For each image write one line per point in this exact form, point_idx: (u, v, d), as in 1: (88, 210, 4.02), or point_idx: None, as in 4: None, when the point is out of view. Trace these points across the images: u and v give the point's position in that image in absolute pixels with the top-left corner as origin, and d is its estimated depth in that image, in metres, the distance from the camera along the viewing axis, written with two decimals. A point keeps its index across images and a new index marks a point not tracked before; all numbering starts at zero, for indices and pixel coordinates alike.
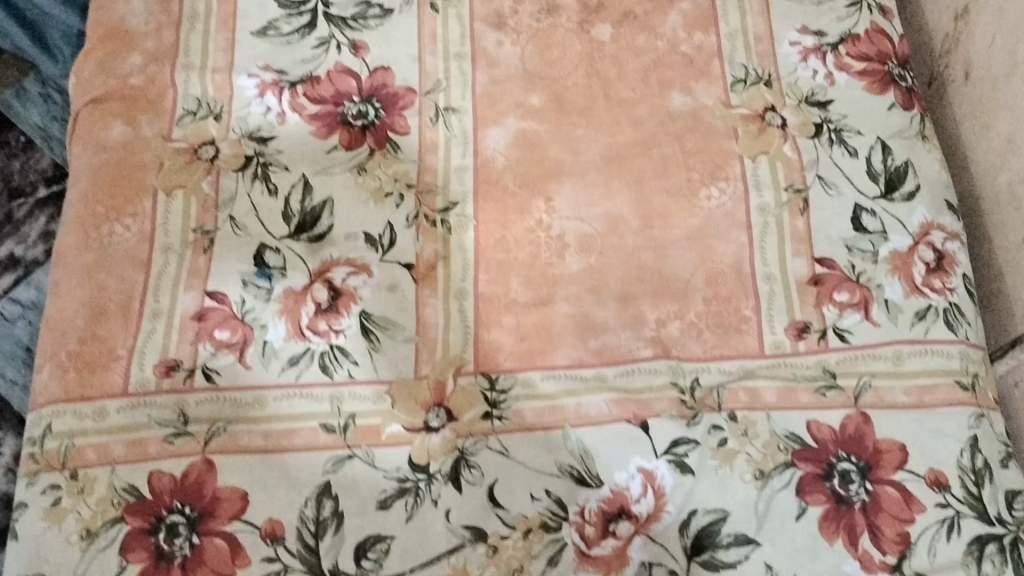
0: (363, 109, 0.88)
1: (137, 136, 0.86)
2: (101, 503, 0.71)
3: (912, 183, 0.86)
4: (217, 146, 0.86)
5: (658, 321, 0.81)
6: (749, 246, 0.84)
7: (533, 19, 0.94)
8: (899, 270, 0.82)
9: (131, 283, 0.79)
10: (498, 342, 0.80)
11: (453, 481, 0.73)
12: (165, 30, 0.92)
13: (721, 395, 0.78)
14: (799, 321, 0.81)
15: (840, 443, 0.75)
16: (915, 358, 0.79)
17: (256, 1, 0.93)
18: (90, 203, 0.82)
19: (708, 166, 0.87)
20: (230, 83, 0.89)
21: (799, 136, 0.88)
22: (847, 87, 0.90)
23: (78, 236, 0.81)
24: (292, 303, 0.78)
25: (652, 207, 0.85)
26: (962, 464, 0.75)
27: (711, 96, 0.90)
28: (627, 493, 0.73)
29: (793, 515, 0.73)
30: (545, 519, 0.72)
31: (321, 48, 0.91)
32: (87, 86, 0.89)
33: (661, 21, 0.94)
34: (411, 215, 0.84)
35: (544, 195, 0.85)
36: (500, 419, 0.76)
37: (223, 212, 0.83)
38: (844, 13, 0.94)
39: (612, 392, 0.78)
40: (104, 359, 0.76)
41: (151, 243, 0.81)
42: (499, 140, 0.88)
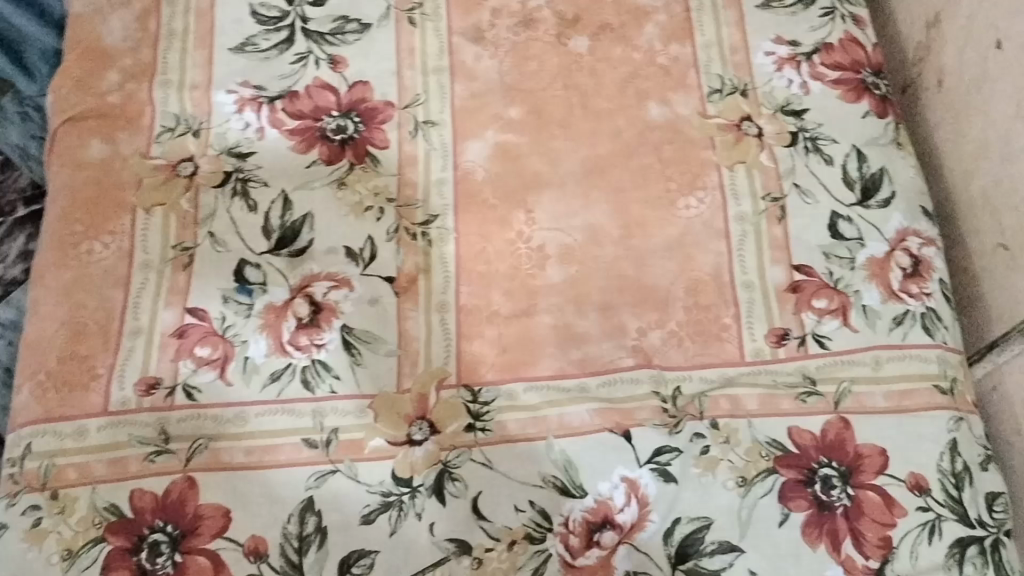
0: (342, 124, 0.88)
1: (116, 154, 0.86)
2: (82, 523, 0.71)
3: (887, 190, 0.87)
4: (196, 163, 0.86)
5: (639, 330, 0.81)
6: (728, 254, 0.84)
7: (510, 33, 0.94)
8: (877, 276, 0.83)
9: (111, 301, 0.79)
10: (480, 354, 0.80)
11: (436, 494, 0.73)
12: (143, 48, 0.92)
13: (703, 403, 0.78)
14: (778, 328, 0.81)
15: (821, 449, 0.76)
16: (895, 363, 0.80)
17: (234, 18, 0.94)
18: (68, 222, 0.82)
19: (686, 175, 0.87)
20: (208, 99, 0.89)
21: (775, 145, 0.89)
22: (822, 95, 0.91)
23: (58, 256, 0.81)
24: (273, 318, 0.78)
25: (632, 217, 0.86)
26: (942, 468, 0.76)
27: (688, 106, 0.91)
28: (611, 502, 0.73)
29: (776, 521, 0.73)
30: (529, 531, 0.72)
31: (299, 64, 0.91)
32: (65, 104, 0.89)
33: (638, 33, 0.94)
34: (391, 228, 0.84)
35: (524, 207, 0.86)
36: (484, 430, 0.76)
37: (203, 228, 0.83)
38: (817, 22, 0.95)
39: (595, 401, 0.78)
40: (84, 379, 0.76)
41: (130, 260, 0.81)
42: (478, 152, 0.88)
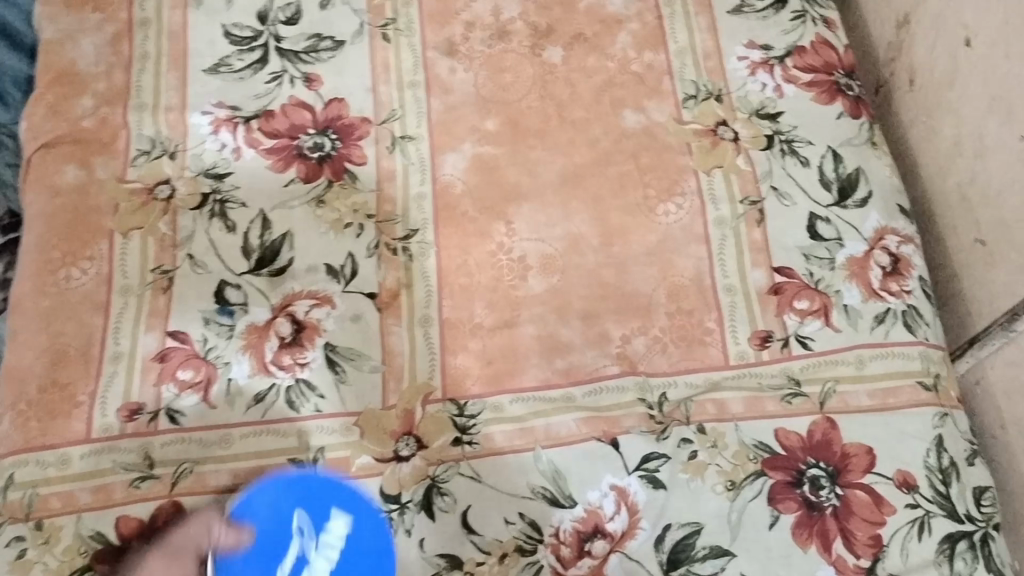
0: (319, 141, 0.88)
1: (92, 179, 0.85)
2: (68, 553, 0.70)
3: (864, 189, 0.88)
4: (172, 186, 0.85)
5: (623, 337, 0.81)
6: (708, 259, 0.85)
7: (484, 45, 0.94)
8: (857, 275, 0.83)
9: (91, 327, 0.78)
10: (465, 367, 0.80)
11: (426, 510, 0.73)
12: (116, 71, 0.92)
13: (688, 409, 0.78)
14: (761, 330, 0.81)
15: (808, 449, 0.76)
16: (877, 361, 0.80)
17: (207, 39, 0.94)
18: (46, 249, 0.82)
19: (664, 182, 0.88)
20: (184, 121, 0.89)
21: (751, 148, 0.89)
22: (795, 98, 0.92)
23: (35, 283, 0.80)
24: (255, 339, 0.78)
25: (612, 226, 0.86)
26: (929, 463, 0.76)
27: (664, 113, 0.91)
28: (601, 511, 0.73)
29: (767, 524, 0.73)
30: (519, 543, 0.72)
31: (274, 83, 0.91)
32: (38, 131, 0.89)
33: (611, 42, 0.95)
34: (371, 244, 0.84)
35: (504, 219, 0.86)
36: (471, 444, 0.76)
37: (182, 251, 0.82)
38: (788, 26, 0.96)
39: (581, 410, 0.78)
40: (66, 406, 0.75)
41: (109, 285, 0.80)
42: (456, 165, 0.88)
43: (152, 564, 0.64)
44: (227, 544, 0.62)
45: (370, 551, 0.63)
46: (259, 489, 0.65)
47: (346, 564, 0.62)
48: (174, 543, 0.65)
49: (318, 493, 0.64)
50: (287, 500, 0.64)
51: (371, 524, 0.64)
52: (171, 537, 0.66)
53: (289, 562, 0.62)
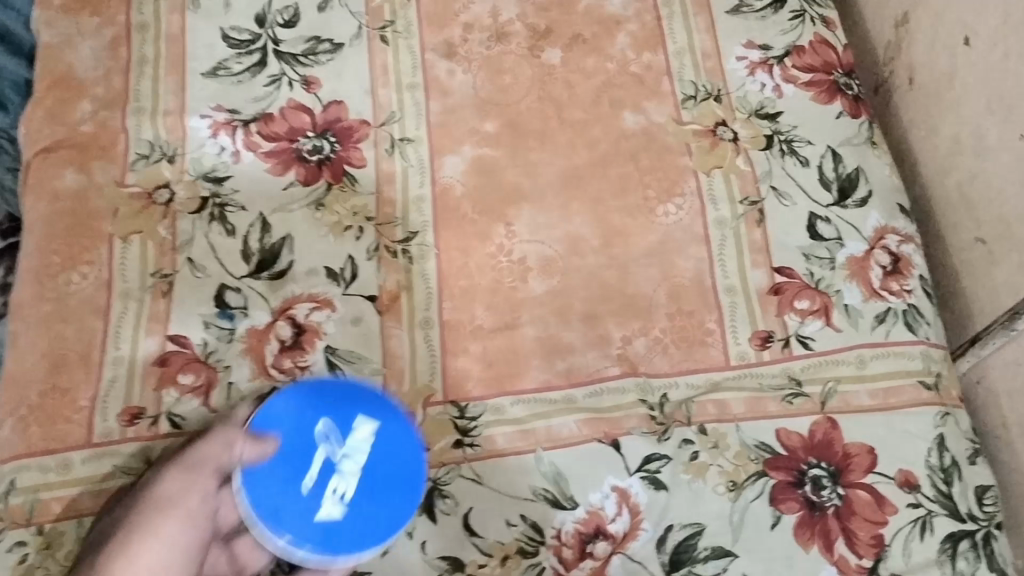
0: (318, 144, 0.88)
1: (91, 183, 0.85)
2: (70, 558, 0.70)
3: (864, 189, 0.87)
4: (171, 190, 0.85)
5: (623, 338, 0.81)
6: (709, 259, 0.84)
7: (483, 47, 0.94)
8: (857, 275, 0.83)
9: (91, 332, 0.78)
10: (466, 369, 0.80)
11: (427, 512, 0.73)
12: (115, 76, 0.92)
13: (689, 409, 0.78)
14: (762, 330, 0.81)
15: (809, 449, 0.76)
16: (879, 361, 0.80)
17: (205, 43, 0.93)
18: (45, 254, 0.82)
19: (663, 183, 0.88)
20: (183, 125, 0.89)
21: (750, 148, 0.89)
22: (794, 97, 0.92)
23: (35, 288, 0.80)
24: (255, 343, 0.78)
25: (612, 227, 0.86)
26: (930, 463, 0.76)
27: (663, 114, 0.91)
28: (603, 512, 0.73)
29: (768, 525, 0.73)
30: (521, 545, 0.72)
31: (273, 86, 0.91)
32: (37, 135, 0.89)
33: (610, 43, 0.95)
34: (371, 247, 0.84)
35: (503, 220, 0.86)
36: (472, 446, 0.76)
37: (182, 255, 0.82)
38: (787, 26, 0.96)
39: (582, 412, 0.78)
40: (67, 411, 0.75)
41: (109, 289, 0.80)
42: (455, 167, 0.88)
43: (170, 477, 0.66)
44: (255, 453, 0.64)
45: (395, 445, 0.67)
46: (276, 400, 0.66)
47: (374, 460, 0.66)
48: (193, 463, 0.66)
49: (338, 403, 0.67)
50: (308, 410, 0.66)
51: (392, 422, 0.67)
52: (192, 452, 0.66)
53: (316, 467, 0.64)
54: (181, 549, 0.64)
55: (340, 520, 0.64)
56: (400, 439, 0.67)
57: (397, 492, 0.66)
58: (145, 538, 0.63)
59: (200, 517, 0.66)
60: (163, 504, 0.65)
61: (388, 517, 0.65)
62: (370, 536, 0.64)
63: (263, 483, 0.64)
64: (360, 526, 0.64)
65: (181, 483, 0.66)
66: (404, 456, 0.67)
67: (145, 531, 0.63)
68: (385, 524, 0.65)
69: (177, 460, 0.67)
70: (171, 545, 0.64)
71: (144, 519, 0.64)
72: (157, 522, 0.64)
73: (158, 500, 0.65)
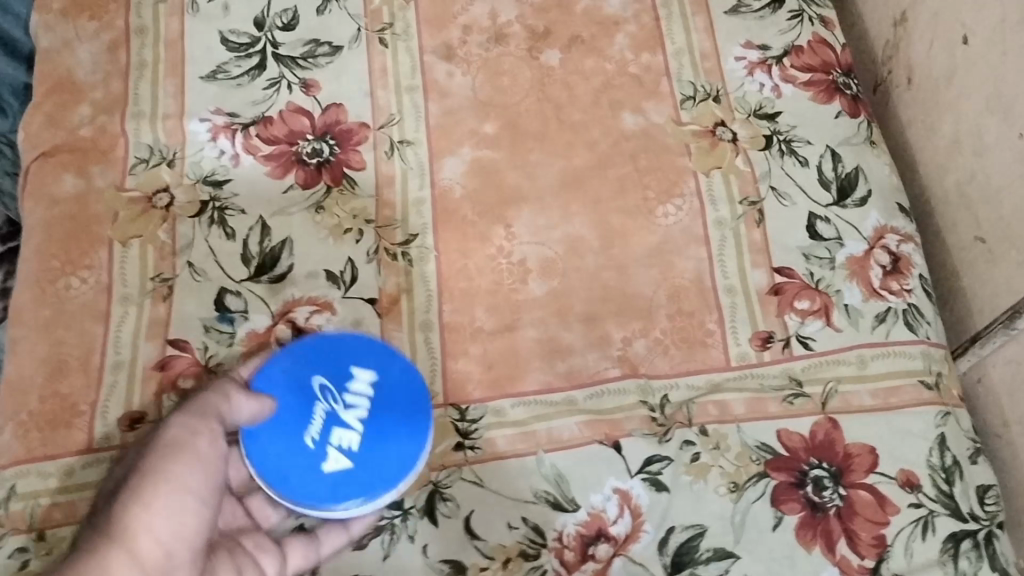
0: (317, 147, 0.88)
1: (90, 188, 0.85)
2: None
3: (863, 188, 0.87)
4: (171, 194, 0.85)
5: (624, 340, 0.81)
6: (708, 260, 0.84)
7: (482, 49, 0.94)
8: (857, 275, 0.83)
9: (91, 336, 0.78)
10: (467, 371, 0.80)
11: (428, 515, 0.73)
12: (114, 80, 0.92)
13: (690, 411, 0.78)
14: (762, 331, 0.81)
15: (810, 450, 0.76)
16: (880, 361, 0.80)
17: (204, 47, 0.93)
18: (45, 259, 0.82)
19: (663, 183, 0.88)
20: (181, 128, 0.89)
21: (749, 148, 0.89)
22: (794, 97, 0.92)
23: (35, 293, 0.80)
24: (255, 346, 0.78)
25: (611, 228, 0.86)
26: (932, 463, 0.76)
27: (662, 114, 0.91)
28: (605, 514, 0.73)
29: (770, 526, 0.73)
30: (522, 547, 0.72)
31: (272, 89, 0.91)
32: (36, 140, 0.89)
33: (608, 44, 0.95)
34: (371, 250, 0.84)
35: (503, 222, 0.86)
36: (473, 448, 0.76)
37: (181, 259, 0.82)
38: (786, 25, 0.96)
39: (583, 414, 0.77)
40: (67, 416, 0.75)
41: (109, 293, 0.80)
42: (455, 169, 0.88)
43: (179, 422, 0.62)
44: (251, 416, 0.67)
45: (402, 387, 0.71)
46: (273, 360, 0.70)
47: (380, 403, 0.70)
48: (203, 406, 0.64)
49: (334, 358, 0.71)
50: (305, 367, 0.70)
51: (397, 361, 0.72)
52: (200, 398, 0.65)
53: (317, 422, 0.69)
54: (199, 495, 0.60)
55: (350, 470, 0.68)
56: (406, 378, 0.71)
57: (394, 444, 0.69)
58: (164, 482, 0.59)
59: (214, 462, 0.62)
60: (177, 447, 0.61)
61: (392, 462, 0.68)
62: (381, 483, 0.68)
63: (270, 444, 0.68)
64: (363, 477, 0.68)
65: (192, 426, 0.62)
66: (409, 398, 0.71)
67: (163, 473, 0.59)
68: (384, 475, 0.68)
69: (184, 406, 0.64)
70: (191, 489, 0.60)
71: (161, 463, 0.60)
72: (174, 466, 0.60)
73: (171, 444, 0.61)
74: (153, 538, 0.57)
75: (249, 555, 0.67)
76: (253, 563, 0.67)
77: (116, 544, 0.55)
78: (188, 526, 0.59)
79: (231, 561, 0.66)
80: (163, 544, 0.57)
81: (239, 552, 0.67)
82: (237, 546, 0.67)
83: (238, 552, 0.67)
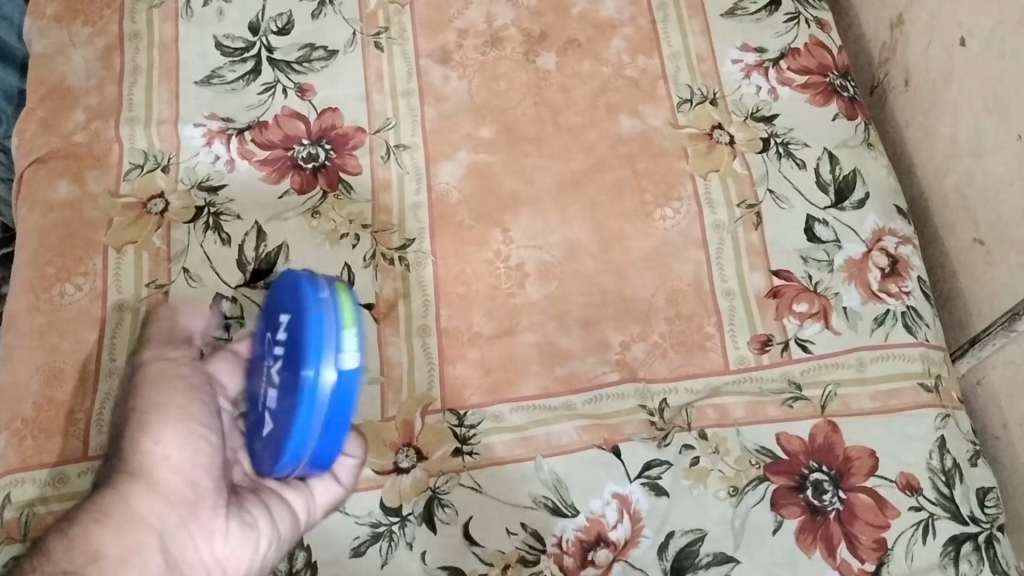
0: (313, 152, 0.88)
1: (85, 194, 0.85)
2: None
3: (861, 191, 0.87)
4: (166, 200, 0.85)
5: (622, 343, 0.81)
6: (706, 263, 0.84)
7: (478, 52, 0.94)
8: (855, 277, 0.83)
9: (86, 343, 0.78)
10: (465, 377, 0.79)
11: (427, 522, 0.72)
12: (108, 85, 0.91)
13: (690, 415, 0.77)
14: (760, 334, 0.81)
15: (810, 453, 0.76)
16: (879, 363, 0.79)
17: (199, 51, 0.93)
18: (40, 266, 0.81)
19: (661, 187, 0.87)
20: (176, 133, 0.88)
21: (746, 151, 0.89)
22: (791, 100, 0.92)
23: (29, 300, 0.80)
24: None
25: (609, 232, 0.85)
26: (932, 466, 0.75)
27: (659, 118, 0.91)
28: (604, 520, 0.72)
29: (770, 530, 0.72)
30: (522, 553, 0.71)
31: (267, 94, 0.90)
32: (30, 146, 0.88)
33: (605, 47, 0.95)
34: (368, 255, 0.83)
35: (501, 227, 0.86)
36: (471, 454, 0.75)
37: (176, 265, 0.81)
38: (782, 28, 0.96)
39: (581, 418, 0.77)
40: (62, 424, 0.74)
41: (104, 300, 0.80)
42: (452, 173, 0.88)
43: (156, 355, 0.61)
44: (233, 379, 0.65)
45: (297, 332, 0.55)
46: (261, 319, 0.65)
47: (286, 339, 0.56)
48: (168, 339, 0.63)
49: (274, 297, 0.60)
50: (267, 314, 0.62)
51: (296, 298, 0.55)
52: (156, 333, 0.63)
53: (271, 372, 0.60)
54: (206, 422, 0.59)
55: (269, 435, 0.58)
56: (297, 326, 0.55)
57: (289, 383, 0.55)
58: (167, 413, 0.57)
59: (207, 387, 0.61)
60: (163, 376, 0.59)
61: (288, 404, 0.55)
62: (289, 451, 0.56)
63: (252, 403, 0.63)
64: (278, 428, 0.56)
65: (168, 357, 0.61)
66: (295, 344, 0.54)
67: (159, 405, 0.58)
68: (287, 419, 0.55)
69: (150, 342, 0.62)
70: (193, 414, 0.58)
71: (154, 395, 0.58)
72: (170, 397, 0.58)
73: (156, 375, 0.59)
74: (169, 467, 0.56)
75: (274, 492, 0.64)
76: (280, 500, 0.64)
77: (135, 479, 0.56)
78: (203, 453, 0.58)
79: (257, 497, 0.62)
80: (182, 472, 0.57)
81: (263, 489, 0.63)
82: (261, 484, 0.64)
83: (263, 490, 0.63)
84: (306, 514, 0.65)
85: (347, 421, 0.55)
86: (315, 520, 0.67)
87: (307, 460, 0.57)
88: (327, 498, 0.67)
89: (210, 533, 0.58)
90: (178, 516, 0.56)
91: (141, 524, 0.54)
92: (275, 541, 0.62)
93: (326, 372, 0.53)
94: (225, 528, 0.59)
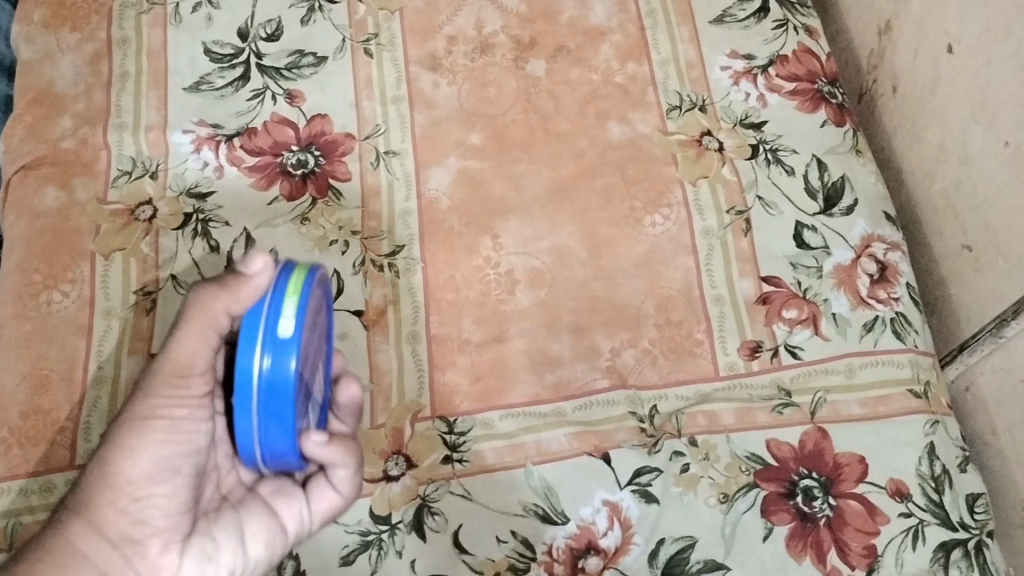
0: (303, 158, 0.87)
1: (72, 201, 0.84)
2: None
3: (849, 198, 0.87)
4: (154, 206, 0.84)
5: (612, 350, 0.81)
6: (696, 269, 0.84)
7: (467, 59, 0.94)
8: (844, 283, 0.83)
9: (73, 351, 0.77)
10: (454, 384, 0.79)
11: (416, 530, 0.72)
12: (96, 91, 0.91)
13: (679, 421, 0.77)
14: (750, 340, 0.81)
15: (800, 460, 0.76)
16: (868, 370, 0.80)
17: (187, 58, 0.93)
18: (26, 273, 0.81)
19: (651, 193, 0.87)
20: (165, 140, 0.88)
21: (735, 158, 0.89)
22: (779, 107, 0.92)
23: (15, 307, 0.79)
24: None
25: (599, 238, 0.85)
26: (921, 472, 0.75)
27: (648, 124, 0.91)
28: (594, 527, 0.72)
29: (760, 536, 0.72)
30: (512, 561, 0.71)
31: (256, 100, 0.90)
32: (17, 152, 0.88)
33: (594, 53, 0.95)
34: (357, 262, 0.83)
35: (490, 233, 0.85)
36: (461, 461, 0.75)
37: (164, 272, 0.81)
38: (771, 35, 0.96)
39: (571, 425, 0.77)
40: (49, 432, 0.74)
41: (91, 307, 0.79)
42: (441, 180, 0.88)
43: (156, 391, 0.57)
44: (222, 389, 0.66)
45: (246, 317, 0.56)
46: None
47: None
48: (186, 367, 0.58)
49: None
50: None
51: None
52: (174, 353, 0.57)
53: None
54: (174, 468, 0.57)
55: None
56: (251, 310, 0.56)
57: None
58: (129, 455, 0.56)
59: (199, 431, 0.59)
60: (147, 417, 0.56)
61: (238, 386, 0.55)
62: (240, 442, 0.55)
63: None
64: None
65: (168, 396, 0.57)
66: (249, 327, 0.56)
67: (127, 448, 0.56)
68: None
69: (161, 364, 0.57)
70: (158, 461, 0.57)
71: (125, 437, 0.56)
72: (140, 440, 0.56)
73: (137, 415, 0.56)
74: (121, 509, 0.56)
75: (263, 503, 0.64)
76: (267, 513, 0.64)
77: (86, 518, 0.56)
78: (160, 498, 0.57)
79: (234, 517, 0.62)
80: (133, 516, 0.56)
81: (250, 501, 0.64)
82: (252, 495, 0.64)
83: (249, 502, 0.64)
84: (298, 525, 0.65)
85: (284, 398, 0.54)
86: (312, 529, 0.66)
87: (262, 451, 0.56)
88: (326, 507, 0.66)
89: (160, 569, 0.58)
90: (123, 555, 0.56)
91: (82, 563, 0.54)
92: (247, 563, 0.62)
93: (250, 352, 0.53)
94: (178, 563, 0.58)
